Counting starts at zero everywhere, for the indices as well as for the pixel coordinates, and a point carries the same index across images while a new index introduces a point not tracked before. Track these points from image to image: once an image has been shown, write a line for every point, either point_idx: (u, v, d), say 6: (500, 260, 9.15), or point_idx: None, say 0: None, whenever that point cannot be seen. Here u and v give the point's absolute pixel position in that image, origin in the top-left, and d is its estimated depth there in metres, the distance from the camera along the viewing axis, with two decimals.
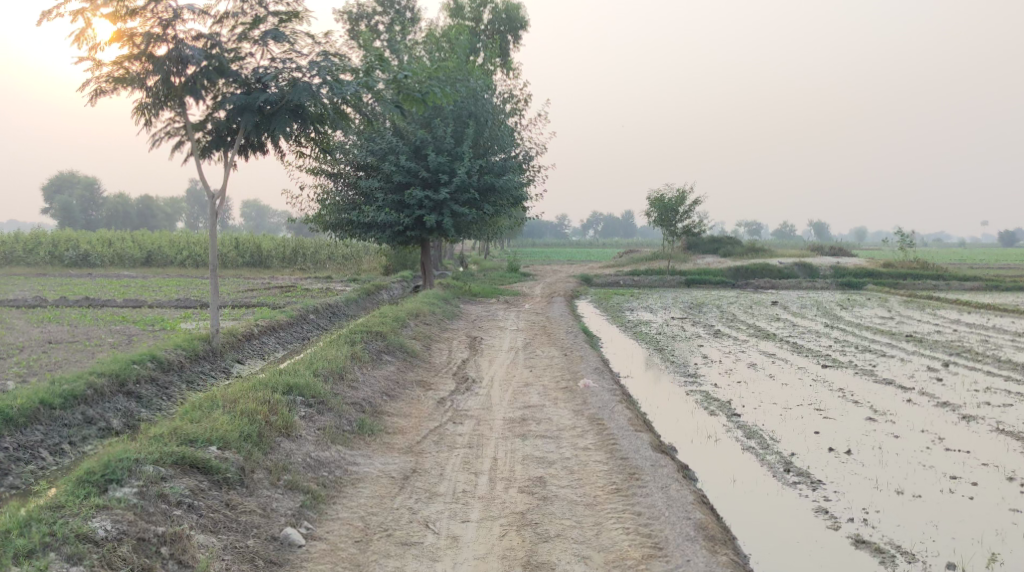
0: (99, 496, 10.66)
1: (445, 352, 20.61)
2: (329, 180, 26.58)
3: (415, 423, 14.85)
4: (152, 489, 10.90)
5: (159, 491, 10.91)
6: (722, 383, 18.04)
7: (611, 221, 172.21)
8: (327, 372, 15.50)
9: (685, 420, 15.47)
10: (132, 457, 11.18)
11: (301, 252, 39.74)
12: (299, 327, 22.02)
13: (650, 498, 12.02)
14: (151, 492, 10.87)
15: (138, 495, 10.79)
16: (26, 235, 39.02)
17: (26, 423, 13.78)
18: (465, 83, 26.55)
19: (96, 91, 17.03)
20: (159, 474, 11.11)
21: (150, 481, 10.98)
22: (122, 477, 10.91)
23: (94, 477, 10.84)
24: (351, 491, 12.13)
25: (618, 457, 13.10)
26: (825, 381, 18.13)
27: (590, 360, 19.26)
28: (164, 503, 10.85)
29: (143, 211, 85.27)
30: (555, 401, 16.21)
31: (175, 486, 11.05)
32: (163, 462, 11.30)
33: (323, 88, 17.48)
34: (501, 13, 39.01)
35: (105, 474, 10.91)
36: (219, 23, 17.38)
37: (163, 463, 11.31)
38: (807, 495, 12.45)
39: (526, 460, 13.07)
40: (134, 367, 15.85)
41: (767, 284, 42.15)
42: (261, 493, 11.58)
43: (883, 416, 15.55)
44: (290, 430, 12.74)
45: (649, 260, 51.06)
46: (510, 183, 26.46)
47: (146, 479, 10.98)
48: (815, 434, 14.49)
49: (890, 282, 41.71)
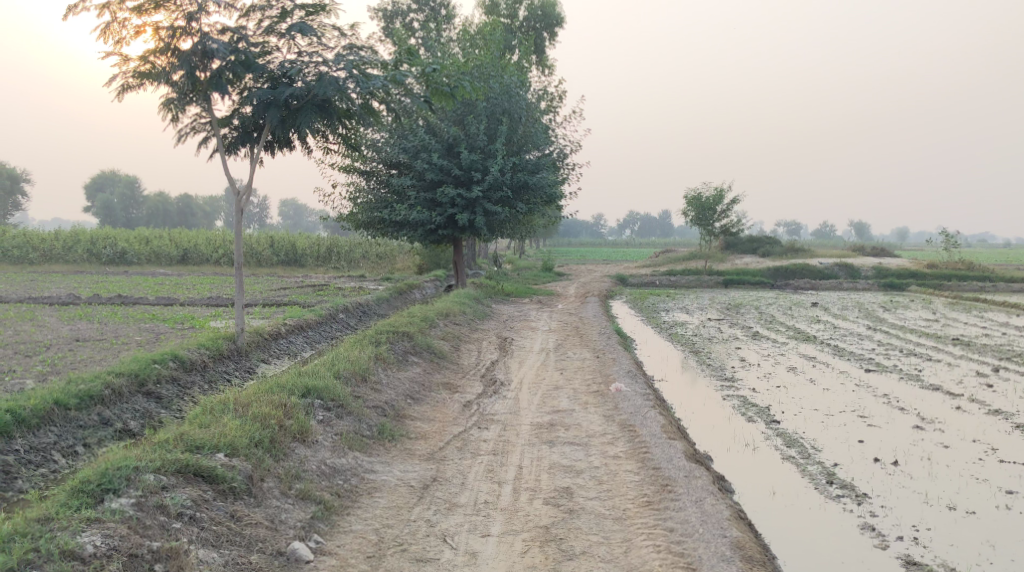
0: (93, 508, 10.18)
1: (474, 353, 20.01)
2: (361, 178, 26.11)
3: (439, 427, 14.25)
4: (151, 500, 10.38)
5: (158, 502, 10.38)
6: (760, 387, 17.30)
7: (648, 220, 171.13)
8: (349, 374, 14.94)
9: (721, 426, 14.77)
10: (132, 466, 10.67)
11: (335, 251, 39.28)
12: (327, 326, 21.50)
13: (684, 512, 11.33)
14: (149, 503, 10.34)
15: (135, 506, 10.28)
16: (65, 233, 38.87)
17: (39, 425, 13.31)
18: (499, 79, 25.98)
19: (123, 86, 16.59)
20: (160, 484, 10.59)
21: (149, 492, 10.46)
22: (119, 487, 10.43)
23: (89, 487, 10.37)
24: (366, 502, 11.53)
25: (650, 467, 12.42)
26: (870, 387, 17.32)
27: (622, 363, 18.55)
28: (163, 515, 10.33)
29: (183, 210, 85.35)
30: (585, 406, 15.55)
31: (176, 496, 10.52)
32: (164, 470, 10.78)
33: (350, 82, 16.85)
34: (536, 9, 38.36)
35: (102, 484, 10.45)
36: (246, 16, 16.91)
37: (165, 471, 10.79)
38: (852, 509, 11.71)
39: (553, 469, 12.42)
40: (155, 366, 15.39)
41: (807, 285, 41.23)
42: (269, 503, 11.04)
43: (931, 424, 14.75)
44: (306, 435, 12.19)
45: (686, 259, 50.22)
46: (544, 181, 25.80)
47: (145, 489, 10.47)
48: (859, 443, 13.74)
49: (935, 283, 40.66)
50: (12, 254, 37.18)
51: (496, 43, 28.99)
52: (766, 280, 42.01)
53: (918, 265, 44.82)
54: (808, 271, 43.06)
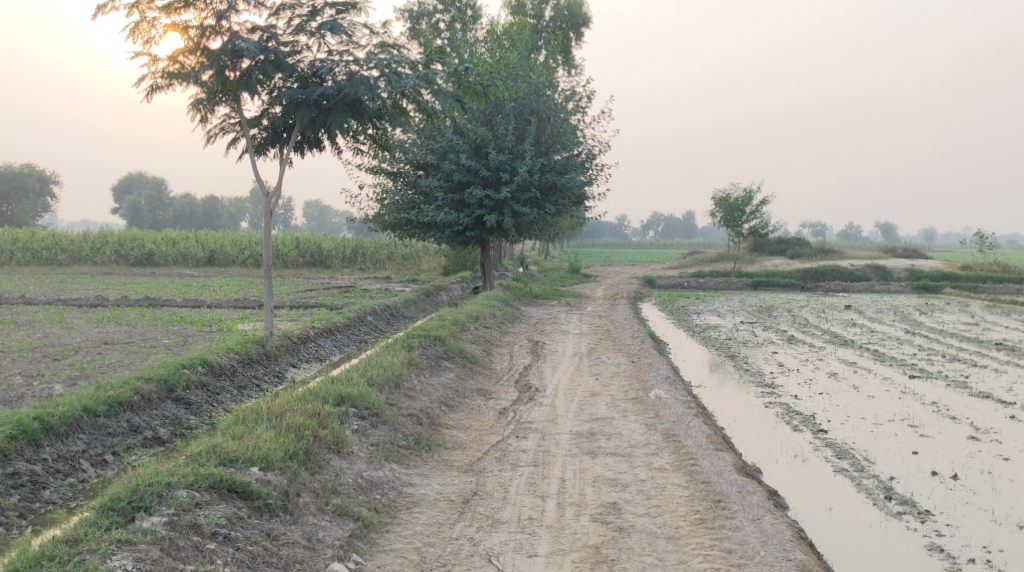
0: (123, 528, 9.77)
1: (506, 358, 19.52)
2: (388, 179, 25.81)
3: (475, 437, 13.79)
4: (184, 518, 9.97)
5: (192, 521, 9.97)
6: (803, 394, 16.72)
7: (672, 221, 170.28)
8: (382, 381, 14.50)
9: (767, 436, 14.24)
10: (164, 482, 10.26)
11: (361, 252, 38.91)
12: (355, 329, 21.11)
13: (742, 532, 10.84)
14: (182, 522, 9.94)
15: (168, 526, 9.88)
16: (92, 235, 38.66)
17: (67, 432, 12.94)
18: (527, 79, 25.65)
19: (152, 87, 16.24)
20: (193, 501, 10.17)
21: (182, 510, 10.05)
22: (151, 505, 10.02)
23: (119, 505, 9.96)
24: (405, 518, 11.09)
25: (700, 481, 11.92)
26: (917, 394, 16.71)
27: (659, 368, 18.01)
28: (197, 535, 9.92)
29: (209, 212, 85.16)
30: (624, 414, 15.05)
31: (210, 515, 10.10)
32: (198, 486, 10.36)
33: (381, 81, 16.40)
34: (563, 9, 37.88)
35: (133, 501, 10.04)
36: (275, 15, 16.56)
37: (198, 487, 10.37)
38: (916, 528, 11.24)
39: (598, 483, 11.94)
40: (184, 372, 15.04)
41: (839, 287, 40.49)
42: (306, 521, 10.62)
43: (987, 434, 14.21)
44: (340, 446, 11.77)
45: (714, 260, 49.56)
46: (573, 182, 25.34)
47: (178, 507, 10.06)
48: (914, 455, 13.20)
49: (970, 286, 39.81)
50: (41, 256, 37.09)
51: (524, 43, 28.53)
52: (796, 282, 41.29)
53: (951, 267, 43.97)
54: (839, 273, 42.40)
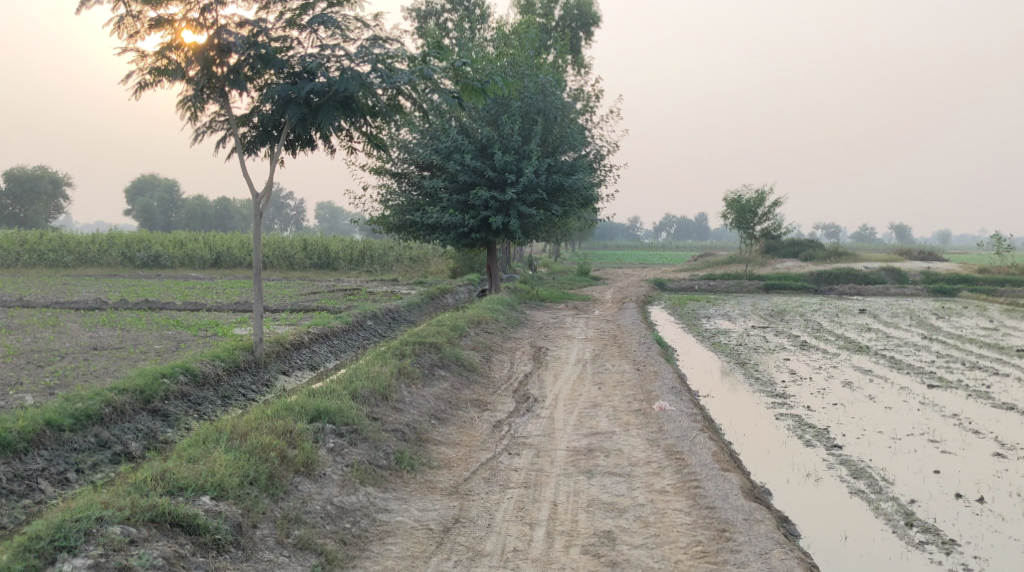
0: None
1: (506, 366, 18.51)
2: (393, 180, 24.82)
3: (465, 454, 12.81)
4: (113, 560, 9.07)
5: (122, 563, 9.08)
6: (816, 406, 15.64)
7: (685, 223, 169.10)
8: (368, 393, 13.52)
9: (778, 452, 13.21)
10: (95, 517, 9.36)
11: (369, 254, 38.03)
12: (353, 335, 20.13)
13: (747, 568, 9.89)
14: (110, 565, 9.04)
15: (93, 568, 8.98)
16: (102, 236, 37.64)
17: (26, 450, 12.02)
18: (533, 78, 24.66)
19: (140, 85, 15.34)
20: (127, 538, 9.27)
21: (112, 549, 9.15)
22: (76, 544, 9.14)
23: (39, 546, 9.07)
24: (377, 550, 10.15)
25: (703, 506, 10.98)
26: (937, 407, 15.61)
27: (666, 377, 16.95)
28: None
29: (222, 214, 84.11)
30: (626, 428, 14.04)
31: (144, 555, 9.19)
32: (134, 521, 9.45)
33: (374, 77, 15.39)
34: (572, 7, 36.88)
35: (56, 541, 9.15)
36: (265, 8, 15.64)
37: (136, 522, 9.46)
38: (941, 561, 10.36)
39: (592, 508, 10.98)
40: (163, 382, 14.10)
41: (852, 289, 39.35)
42: (260, 557, 9.71)
43: (1013, 451, 13.17)
44: (311, 468, 10.86)
45: (726, 263, 48.47)
46: (580, 182, 24.25)
47: (108, 546, 9.16)
48: (936, 473, 12.20)
49: (987, 289, 38.63)
50: (47, 257, 36.26)
51: (530, 41, 27.55)
52: (809, 285, 40.20)
53: (969, 270, 42.69)
54: (853, 276, 41.29)
